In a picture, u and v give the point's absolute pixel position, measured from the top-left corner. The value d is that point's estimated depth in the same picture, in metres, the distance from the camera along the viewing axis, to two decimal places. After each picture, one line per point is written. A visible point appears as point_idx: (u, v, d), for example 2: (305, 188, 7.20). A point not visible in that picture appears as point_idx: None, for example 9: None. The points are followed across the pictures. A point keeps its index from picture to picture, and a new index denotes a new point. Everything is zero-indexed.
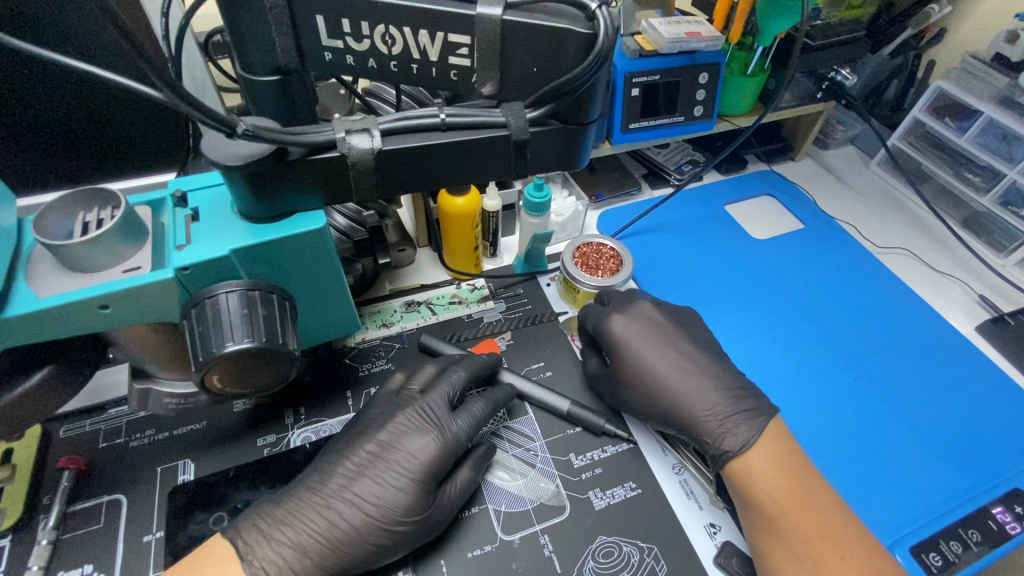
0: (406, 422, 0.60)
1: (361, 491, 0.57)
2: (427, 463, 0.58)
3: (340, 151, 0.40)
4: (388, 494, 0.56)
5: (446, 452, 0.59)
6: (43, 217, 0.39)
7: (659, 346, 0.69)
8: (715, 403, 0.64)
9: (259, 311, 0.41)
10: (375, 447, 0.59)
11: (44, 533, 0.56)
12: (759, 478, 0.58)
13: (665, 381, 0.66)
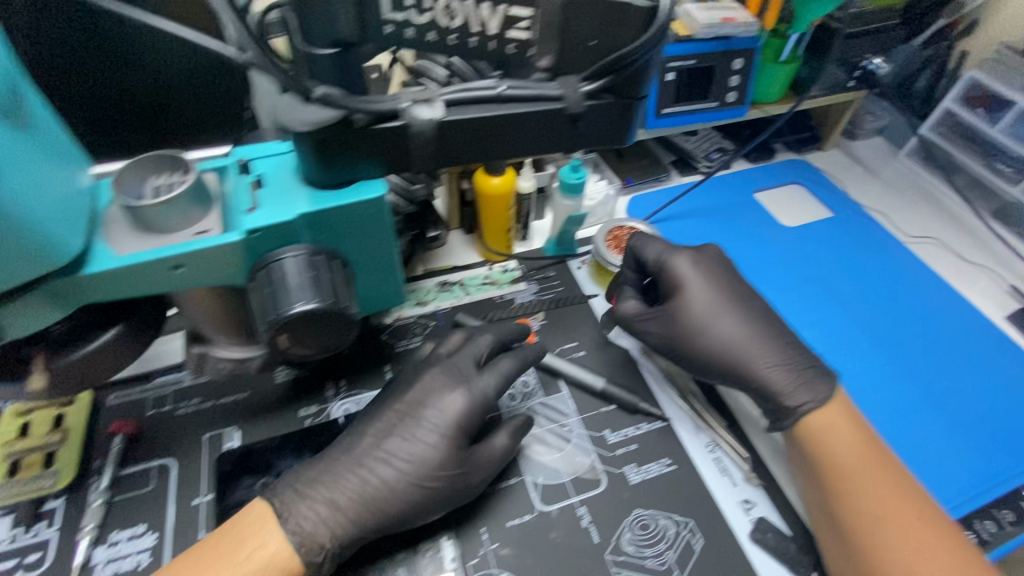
0: (436, 378, 0.62)
1: (399, 455, 0.58)
2: (460, 420, 0.60)
3: (404, 120, 0.41)
4: (419, 448, 0.58)
5: (474, 410, 0.60)
6: (117, 180, 0.41)
7: (706, 306, 0.69)
8: (774, 367, 0.65)
9: (324, 274, 0.43)
10: (403, 406, 0.61)
11: (98, 494, 0.58)
12: (830, 441, 0.59)
13: (711, 342, 0.67)
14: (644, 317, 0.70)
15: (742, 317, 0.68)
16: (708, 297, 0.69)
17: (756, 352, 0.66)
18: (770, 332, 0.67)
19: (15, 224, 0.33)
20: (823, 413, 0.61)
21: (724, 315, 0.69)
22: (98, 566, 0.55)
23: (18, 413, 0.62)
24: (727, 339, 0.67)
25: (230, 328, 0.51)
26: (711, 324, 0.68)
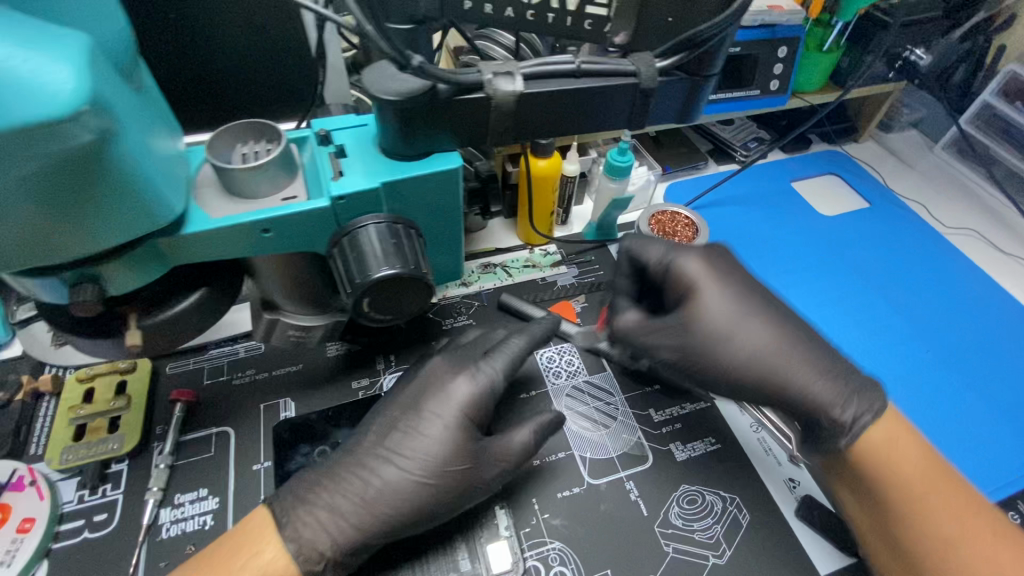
0: (441, 365, 0.61)
1: (402, 454, 0.56)
2: (465, 400, 0.58)
3: (487, 92, 0.41)
4: (423, 444, 0.56)
5: (482, 395, 0.59)
6: (210, 142, 0.42)
7: (723, 298, 0.60)
8: (816, 379, 0.56)
9: (404, 241, 0.44)
10: (406, 398, 0.59)
11: (161, 458, 0.59)
12: (893, 462, 0.53)
13: (735, 341, 0.58)
14: (651, 330, 0.61)
15: (766, 322, 0.59)
16: (726, 303, 0.60)
17: (790, 361, 0.57)
18: (802, 339, 0.59)
19: (135, 183, 0.34)
20: (880, 429, 0.54)
21: (746, 311, 0.59)
22: (164, 526, 0.56)
23: (81, 379, 0.64)
24: (753, 348, 0.58)
25: (303, 298, 0.53)
26: (732, 333, 0.58)
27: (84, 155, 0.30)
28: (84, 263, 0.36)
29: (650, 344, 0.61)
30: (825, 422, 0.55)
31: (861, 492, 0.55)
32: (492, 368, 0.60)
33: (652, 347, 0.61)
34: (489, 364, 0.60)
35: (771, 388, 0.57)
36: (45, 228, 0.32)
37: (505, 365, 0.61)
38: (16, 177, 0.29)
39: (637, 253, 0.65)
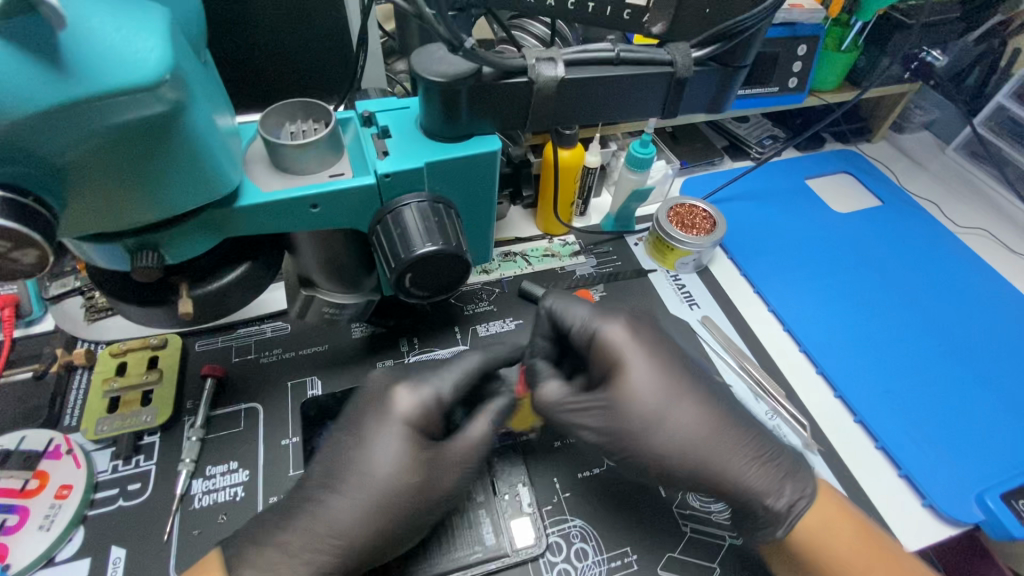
0: (380, 380, 0.59)
1: (345, 484, 0.53)
2: (409, 413, 0.56)
3: (529, 76, 0.43)
4: (374, 472, 0.53)
5: (428, 407, 0.56)
6: (262, 120, 0.43)
7: (654, 374, 0.58)
8: (749, 462, 0.56)
9: (444, 219, 0.45)
10: (354, 418, 0.57)
11: (193, 431, 0.61)
12: (835, 547, 0.54)
13: (664, 427, 0.56)
14: (581, 404, 0.57)
15: (698, 401, 0.58)
16: (653, 377, 0.58)
17: (720, 448, 0.56)
18: (732, 421, 0.58)
19: (198, 153, 0.36)
20: (816, 513, 0.55)
21: (677, 391, 0.58)
22: (197, 497, 0.58)
23: (113, 353, 0.65)
24: (686, 431, 0.56)
25: (341, 278, 0.55)
26: (665, 414, 0.56)
27: (157, 122, 0.32)
28: (145, 231, 0.37)
29: (582, 418, 0.57)
30: (761, 511, 0.55)
31: (802, 572, 0.55)
32: (441, 383, 0.58)
33: (585, 423, 0.57)
34: (439, 377, 0.58)
35: (704, 474, 0.56)
36: (114, 195, 0.34)
37: (455, 378, 0.58)
38: (95, 142, 0.30)
39: (559, 317, 0.62)
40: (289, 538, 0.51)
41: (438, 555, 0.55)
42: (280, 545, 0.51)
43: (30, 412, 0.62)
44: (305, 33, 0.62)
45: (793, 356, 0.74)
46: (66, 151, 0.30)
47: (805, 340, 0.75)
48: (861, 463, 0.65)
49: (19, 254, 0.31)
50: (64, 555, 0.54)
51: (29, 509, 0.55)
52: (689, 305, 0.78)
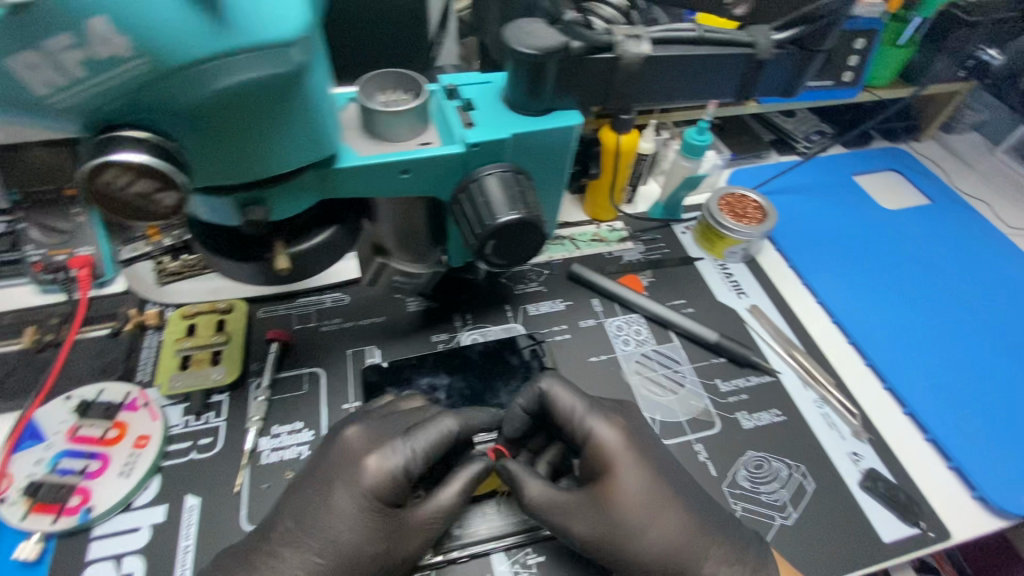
0: (355, 440, 0.54)
1: (308, 537, 0.51)
2: (374, 481, 0.52)
3: (615, 52, 0.45)
4: (339, 526, 0.51)
5: (394, 475, 0.52)
6: (358, 88, 0.45)
7: (641, 474, 0.55)
8: (723, 564, 0.54)
9: (520, 188, 0.47)
10: (316, 475, 0.53)
11: (260, 391, 0.64)
12: None
13: (644, 534, 0.53)
14: (563, 507, 0.54)
15: (682, 509, 0.55)
16: (646, 486, 0.55)
17: (699, 553, 0.54)
18: (711, 522, 0.55)
19: (313, 115, 0.37)
20: None
21: (662, 492, 0.55)
22: (265, 453, 0.61)
23: (183, 315, 0.68)
24: (668, 541, 0.54)
25: (411, 248, 0.57)
26: (649, 522, 0.54)
27: (284, 80, 0.33)
28: (255, 186, 0.39)
29: (568, 517, 0.54)
30: None
31: None
32: (410, 449, 0.53)
33: (570, 523, 0.54)
34: (407, 444, 0.53)
35: None
36: (238, 152, 0.35)
37: (425, 445, 0.54)
38: (232, 96, 0.32)
39: (552, 404, 0.58)
40: (341, 517, 0.51)
41: (496, 518, 0.58)
42: (309, 554, 0.50)
43: (106, 367, 0.65)
44: (380, 7, 0.64)
45: (842, 347, 0.75)
46: (206, 102, 0.32)
47: (855, 333, 0.75)
48: (911, 452, 0.66)
49: (162, 195, 0.33)
50: (142, 501, 0.57)
51: (109, 456, 0.58)
52: (736, 293, 0.79)
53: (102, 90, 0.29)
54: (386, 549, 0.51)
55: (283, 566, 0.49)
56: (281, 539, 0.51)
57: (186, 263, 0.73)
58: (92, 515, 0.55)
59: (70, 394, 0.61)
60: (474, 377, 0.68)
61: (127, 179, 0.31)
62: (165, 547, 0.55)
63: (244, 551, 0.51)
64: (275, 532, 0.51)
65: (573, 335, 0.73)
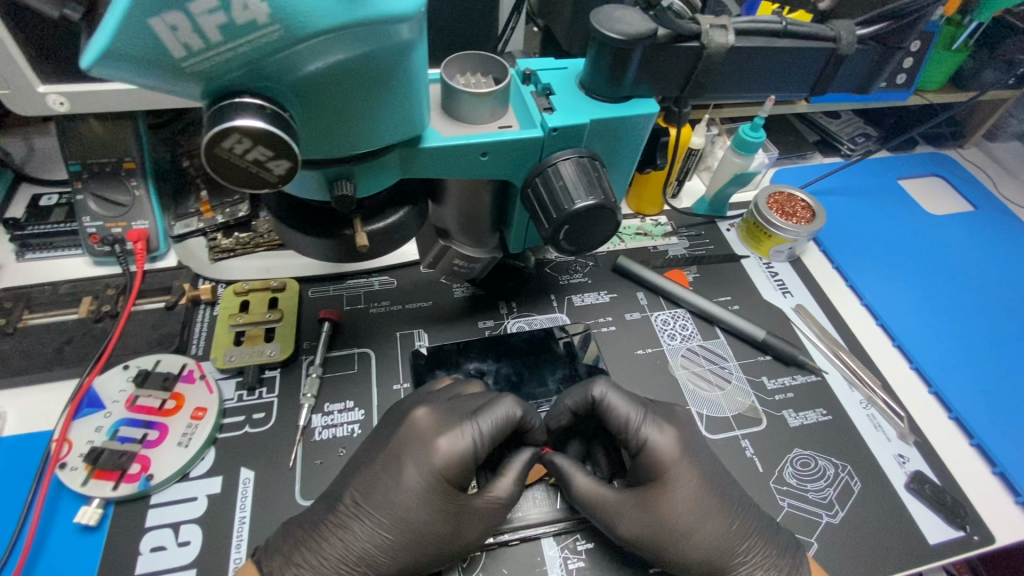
0: (424, 421, 0.55)
1: (369, 504, 0.52)
2: (444, 463, 0.53)
3: (702, 41, 0.46)
4: (401, 499, 0.52)
5: (465, 457, 0.53)
6: (442, 69, 0.46)
7: (691, 482, 0.55)
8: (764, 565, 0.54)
9: (592, 173, 0.47)
10: (382, 456, 0.54)
11: (313, 368, 0.64)
12: None
13: (688, 539, 0.54)
14: (610, 507, 0.54)
15: (726, 518, 0.55)
16: (695, 490, 0.55)
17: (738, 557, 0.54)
18: (753, 530, 0.55)
19: (409, 92, 0.37)
20: None
21: (707, 500, 0.55)
22: (317, 430, 0.61)
23: (237, 292, 0.69)
24: (710, 547, 0.54)
25: (472, 232, 0.58)
26: (693, 529, 0.54)
27: (392, 54, 0.34)
28: (346, 161, 0.40)
29: (612, 515, 0.53)
30: None
31: None
32: (477, 429, 0.54)
33: (615, 521, 0.53)
34: (476, 423, 0.54)
35: None
36: (339, 124, 0.36)
37: (491, 429, 0.54)
38: (344, 66, 0.32)
39: (606, 411, 0.57)
40: (399, 492, 0.52)
41: (546, 504, 0.58)
42: (376, 526, 0.51)
43: (162, 338, 0.66)
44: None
45: (887, 349, 0.74)
46: (321, 72, 0.32)
47: (899, 335, 0.75)
48: (956, 456, 0.66)
49: (274, 164, 0.33)
50: (199, 471, 0.58)
51: (167, 426, 0.59)
52: (781, 291, 0.78)
53: (229, 56, 0.30)
54: (442, 526, 0.52)
55: (351, 538, 0.51)
56: (351, 513, 0.52)
57: (240, 240, 0.73)
58: (152, 483, 0.55)
59: (127, 364, 0.62)
60: (521, 364, 0.68)
61: (245, 146, 0.31)
62: (222, 517, 0.56)
63: (312, 522, 0.52)
64: (341, 504, 0.52)
65: (618, 327, 0.73)
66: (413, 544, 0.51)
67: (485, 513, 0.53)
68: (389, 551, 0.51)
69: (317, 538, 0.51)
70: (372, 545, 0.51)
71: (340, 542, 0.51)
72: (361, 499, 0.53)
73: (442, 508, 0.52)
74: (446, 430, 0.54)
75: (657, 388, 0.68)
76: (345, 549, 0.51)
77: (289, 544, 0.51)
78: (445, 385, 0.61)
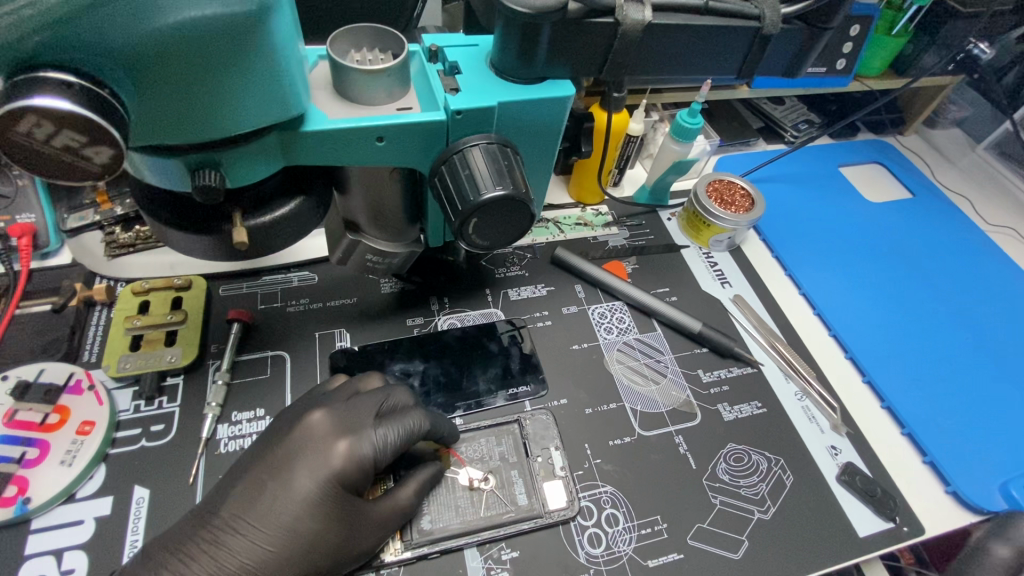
0: (320, 424, 0.51)
1: (257, 523, 0.47)
2: (342, 468, 0.49)
3: (617, 17, 0.43)
4: (298, 517, 0.48)
5: (363, 466, 0.50)
6: (329, 44, 0.41)
7: None
8: None
9: (502, 162, 0.43)
10: (269, 467, 0.50)
11: (219, 374, 0.59)
12: None
13: None
14: None
15: None
16: None
17: None
18: None
19: (276, 71, 0.33)
20: None
21: None
22: (222, 441, 0.56)
23: (136, 292, 0.62)
24: None
25: (386, 225, 0.53)
26: None
27: (241, 22, 0.29)
28: (209, 147, 0.35)
29: None
30: None
31: None
32: (381, 437, 0.51)
33: None
34: (379, 430, 0.51)
35: None
36: (188, 105, 0.31)
37: (397, 438, 0.51)
38: (179, 36, 0.28)
39: None
40: (297, 508, 0.48)
41: (470, 512, 0.54)
42: (259, 542, 0.47)
43: (48, 345, 0.60)
44: None
45: (823, 339, 0.74)
46: (148, 40, 0.28)
47: (835, 325, 0.74)
48: (888, 448, 0.66)
49: (92, 151, 0.29)
50: (86, 492, 0.53)
51: (49, 443, 0.53)
52: (720, 282, 0.77)
53: (14, 19, 0.25)
54: (345, 542, 0.48)
55: (228, 556, 0.46)
56: (227, 525, 0.47)
57: (140, 234, 0.67)
58: (30, 507, 0.50)
59: (6, 374, 0.56)
60: (451, 363, 0.65)
61: (47, 130, 0.27)
62: (109, 541, 0.51)
63: (180, 539, 0.47)
64: (217, 517, 0.48)
65: (554, 322, 0.70)
66: (300, 555, 0.47)
67: (385, 517, 0.50)
68: (271, 564, 0.47)
69: (185, 556, 0.46)
70: (253, 558, 0.47)
71: (214, 558, 0.46)
72: (240, 510, 0.48)
73: (345, 522, 0.49)
74: (346, 432, 0.51)
75: (592, 384, 0.65)
76: (217, 564, 0.46)
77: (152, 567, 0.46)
78: (341, 380, 0.57)
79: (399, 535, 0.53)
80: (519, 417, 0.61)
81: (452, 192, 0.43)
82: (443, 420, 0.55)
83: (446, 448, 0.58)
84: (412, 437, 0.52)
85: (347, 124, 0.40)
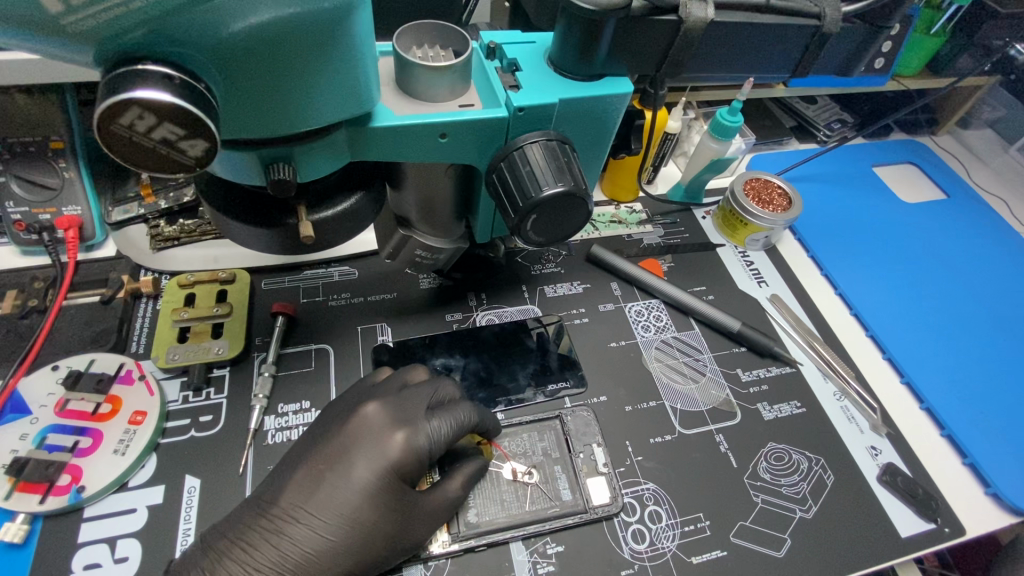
0: (375, 417, 0.51)
1: (315, 513, 0.48)
2: (397, 460, 0.50)
3: (680, 14, 0.44)
4: (355, 508, 0.48)
5: (416, 459, 0.51)
6: (394, 40, 0.42)
7: None
8: None
9: (562, 158, 0.43)
10: (323, 459, 0.50)
11: (265, 367, 0.59)
12: None
13: None
14: None
15: None
16: None
17: None
18: None
19: (355, 65, 0.34)
20: None
21: None
22: (270, 433, 0.57)
23: (182, 284, 0.63)
24: None
25: (435, 221, 0.54)
26: None
27: (330, 16, 0.30)
28: (285, 141, 0.35)
29: None
30: None
31: None
32: (435, 429, 0.52)
33: None
34: (433, 423, 0.52)
35: None
36: (273, 99, 0.32)
37: (448, 432, 0.52)
38: (274, 30, 0.28)
39: None
40: (354, 499, 0.49)
41: (515, 506, 0.55)
42: (317, 533, 0.48)
43: (97, 336, 0.61)
44: None
45: (860, 340, 0.73)
46: (242, 35, 0.28)
47: (873, 326, 0.74)
48: (929, 450, 0.65)
49: (188, 144, 0.29)
50: (138, 481, 0.53)
51: (102, 432, 0.54)
52: (757, 281, 0.77)
53: (121, 13, 0.26)
54: (399, 533, 0.49)
55: (288, 545, 0.47)
56: (286, 515, 0.48)
57: (185, 228, 0.67)
58: (84, 495, 0.51)
59: (58, 364, 0.57)
60: (490, 359, 0.65)
61: (149, 122, 0.28)
62: (164, 529, 0.51)
63: (238, 529, 0.48)
64: (276, 507, 0.48)
65: (591, 320, 0.70)
66: (357, 545, 0.48)
67: (435, 509, 0.51)
68: (329, 554, 0.48)
69: (246, 544, 0.47)
70: (312, 548, 0.47)
71: (275, 547, 0.47)
72: (299, 501, 0.49)
73: (399, 514, 0.49)
74: (403, 424, 0.51)
75: (631, 382, 0.65)
76: (279, 554, 0.47)
77: (210, 556, 0.47)
78: (389, 374, 0.57)
79: (447, 528, 0.53)
80: (560, 413, 0.61)
81: (512, 188, 0.43)
82: (489, 416, 0.56)
83: (488, 442, 0.58)
84: (463, 432, 0.53)
85: (412, 120, 0.40)
